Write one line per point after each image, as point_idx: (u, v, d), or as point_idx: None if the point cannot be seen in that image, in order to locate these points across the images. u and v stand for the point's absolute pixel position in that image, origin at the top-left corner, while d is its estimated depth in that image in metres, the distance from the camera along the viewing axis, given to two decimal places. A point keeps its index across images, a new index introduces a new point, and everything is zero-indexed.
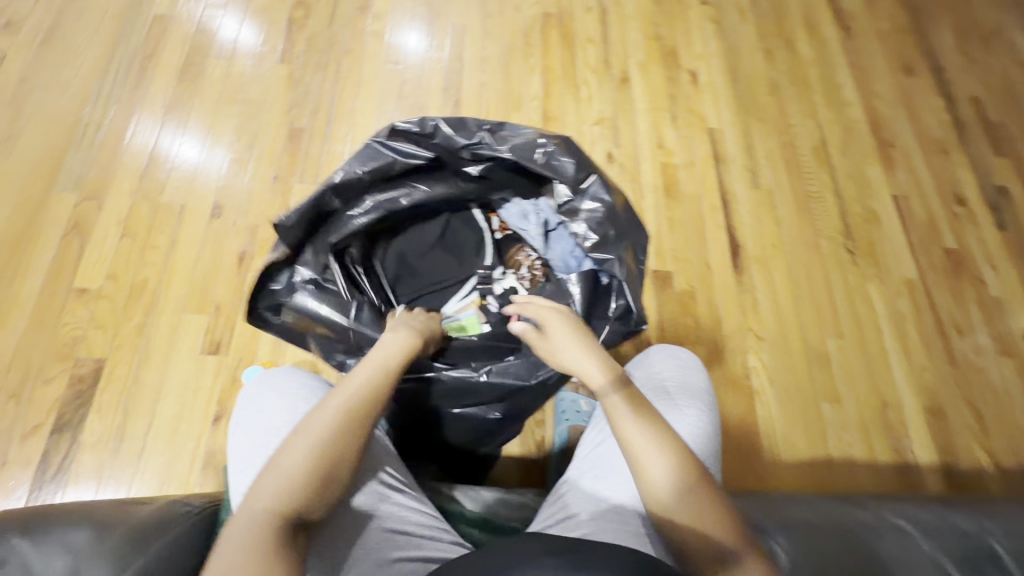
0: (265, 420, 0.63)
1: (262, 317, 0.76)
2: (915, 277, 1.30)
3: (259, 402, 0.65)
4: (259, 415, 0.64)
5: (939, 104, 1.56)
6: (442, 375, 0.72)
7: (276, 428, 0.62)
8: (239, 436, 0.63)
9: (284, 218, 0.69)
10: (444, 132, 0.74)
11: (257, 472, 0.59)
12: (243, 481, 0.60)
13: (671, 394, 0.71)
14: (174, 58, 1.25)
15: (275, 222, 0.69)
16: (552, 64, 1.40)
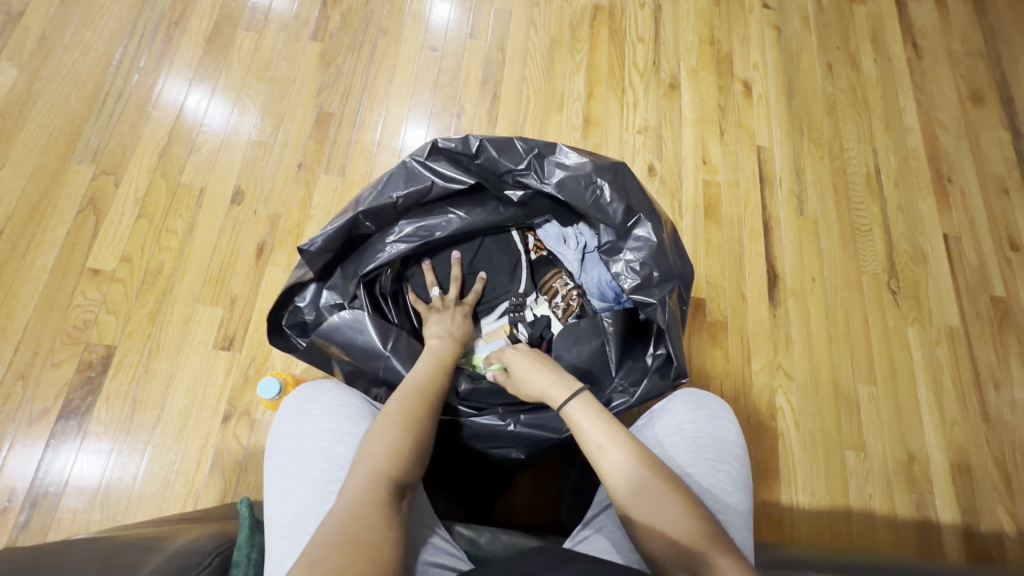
0: (300, 436, 0.57)
1: (283, 342, 0.72)
2: (957, 324, 1.24)
3: (292, 416, 0.59)
4: (293, 430, 0.58)
5: (1004, 137, 1.46)
6: (470, 419, 0.71)
7: (319, 442, 0.56)
8: (276, 457, 0.57)
9: (312, 242, 0.65)
10: (489, 153, 0.69)
11: (306, 494, 0.53)
12: (282, 508, 0.53)
13: (703, 453, 0.63)
14: (202, 26, 1.18)
15: (299, 247, 0.65)
16: (598, 63, 1.32)
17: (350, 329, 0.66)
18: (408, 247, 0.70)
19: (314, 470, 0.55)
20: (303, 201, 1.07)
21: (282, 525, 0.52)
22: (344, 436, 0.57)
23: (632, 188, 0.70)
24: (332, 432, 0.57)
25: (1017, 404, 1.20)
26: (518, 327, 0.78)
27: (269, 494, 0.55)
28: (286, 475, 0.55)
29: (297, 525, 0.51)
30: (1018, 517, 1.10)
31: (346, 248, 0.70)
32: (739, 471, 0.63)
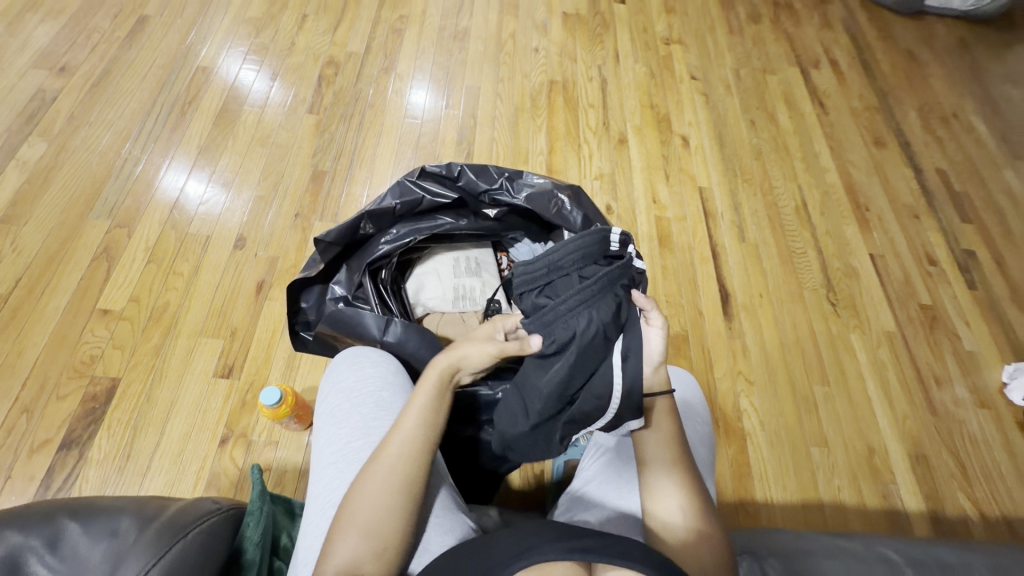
0: (351, 382, 0.66)
1: (300, 339, 0.83)
2: (893, 329, 1.39)
3: (344, 368, 0.68)
4: (346, 376, 0.67)
5: (908, 173, 1.71)
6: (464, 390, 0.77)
7: (369, 388, 0.65)
8: (335, 396, 0.66)
9: (326, 235, 0.75)
10: (468, 177, 0.82)
11: (353, 432, 0.62)
12: (334, 433, 0.63)
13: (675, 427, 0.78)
14: (212, 105, 1.37)
15: (315, 239, 0.75)
16: (556, 124, 1.54)
17: (352, 317, 0.74)
18: (405, 243, 0.79)
19: (362, 410, 0.63)
20: (299, 244, 1.19)
21: (331, 455, 0.61)
22: (388, 384, 0.66)
23: (587, 204, 0.84)
24: (379, 380, 0.66)
25: (959, 398, 1.32)
26: None
27: (322, 427, 0.65)
28: (340, 412, 0.64)
29: (345, 457, 0.60)
30: (978, 501, 1.17)
31: (351, 249, 0.80)
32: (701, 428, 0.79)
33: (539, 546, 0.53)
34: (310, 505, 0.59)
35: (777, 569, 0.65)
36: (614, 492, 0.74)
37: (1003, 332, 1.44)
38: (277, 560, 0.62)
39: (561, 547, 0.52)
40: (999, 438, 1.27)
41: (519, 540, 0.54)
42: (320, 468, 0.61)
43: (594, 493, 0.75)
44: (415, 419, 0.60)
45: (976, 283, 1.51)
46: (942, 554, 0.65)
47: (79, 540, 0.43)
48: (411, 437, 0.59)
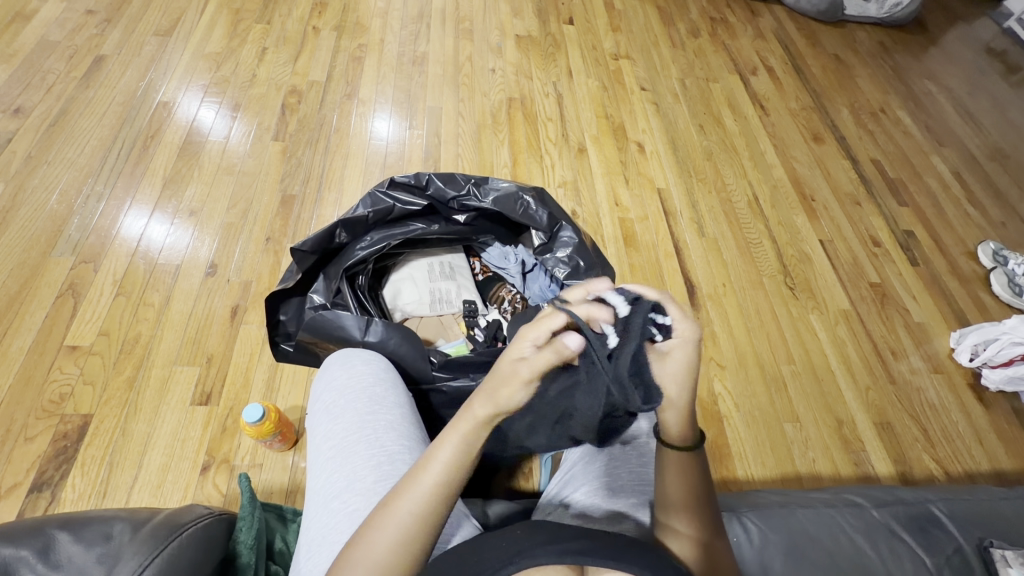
0: (346, 378, 0.68)
1: (281, 350, 0.84)
2: (848, 307, 1.47)
3: (337, 365, 0.70)
4: (338, 374, 0.69)
5: (846, 164, 1.85)
6: (443, 386, 0.77)
7: (362, 384, 0.67)
8: (332, 394, 0.67)
9: (301, 244, 0.78)
10: (436, 185, 0.85)
11: (351, 436, 0.62)
12: (330, 429, 0.64)
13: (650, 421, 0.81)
14: (175, 138, 1.38)
15: (291, 247, 0.77)
16: (518, 138, 1.60)
17: (331, 321, 0.75)
18: (379, 248, 0.82)
19: (357, 405, 0.64)
20: (272, 267, 1.20)
21: (328, 450, 0.62)
22: (381, 379, 0.68)
23: (551, 203, 0.89)
24: (371, 375, 0.68)
25: (915, 367, 1.40)
26: (474, 328, 0.88)
27: (318, 423, 0.66)
28: (336, 409, 0.65)
29: (342, 451, 0.61)
30: (942, 461, 1.24)
31: (328, 258, 0.82)
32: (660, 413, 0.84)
33: (529, 549, 0.52)
34: (309, 501, 0.60)
35: (759, 520, 0.71)
36: (613, 490, 0.71)
37: (946, 303, 1.55)
38: (271, 566, 0.64)
39: (552, 550, 0.51)
40: (954, 401, 1.35)
41: (509, 543, 0.53)
42: (319, 462, 0.62)
43: (590, 493, 0.72)
44: (441, 466, 0.51)
45: (918, 260, 1.63)
46: (900, 493, 0.77)
47: (73, 549, 0.43)
48: (436, 484, 0.51)
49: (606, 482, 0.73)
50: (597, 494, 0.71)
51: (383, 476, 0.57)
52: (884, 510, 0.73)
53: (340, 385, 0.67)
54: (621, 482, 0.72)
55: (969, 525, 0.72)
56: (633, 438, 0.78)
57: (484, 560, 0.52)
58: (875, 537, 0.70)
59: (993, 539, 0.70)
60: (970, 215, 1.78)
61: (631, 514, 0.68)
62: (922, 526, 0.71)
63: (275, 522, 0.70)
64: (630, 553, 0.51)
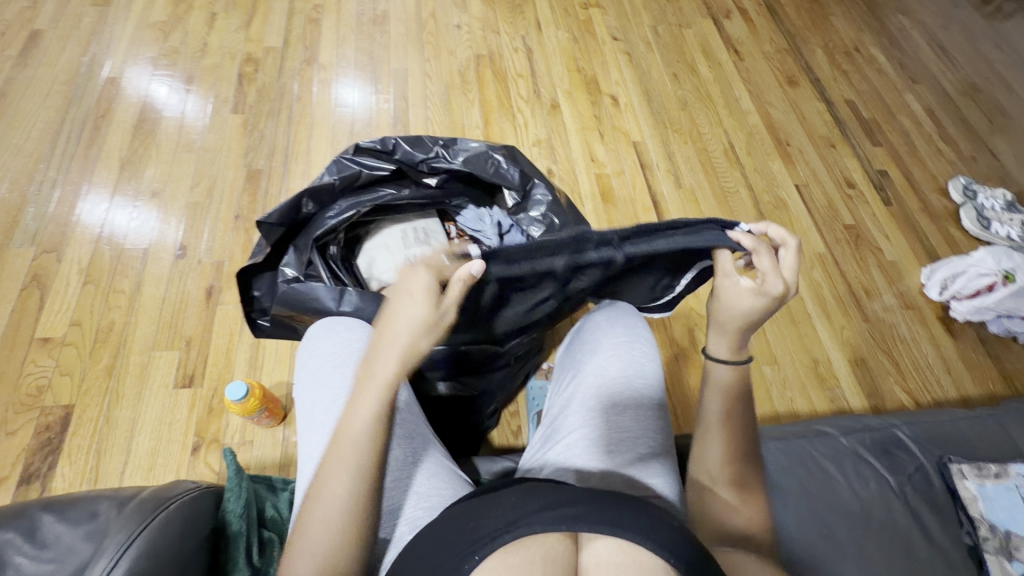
0: (328, 345, 0.65)
1: (257, 326, 0.79)
2: (823, 250, 1.50)
3: (319, 333, 0.68)
4: (322, 341, 0.67)
5: (821, 107, 1.83)
6: None
7: (345, 348, 0.65)
8: (314, 362, 0.65)
9: (267, 216, 0.71)
10: (404, 149, 0.80)
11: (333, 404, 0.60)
12: (315, 394, 0.62)
13: (643, 362, 0.71)
14: (129, 115, 1.31)
15: (257, 221, 0.71)
16: (488, 97, 1.55)
17: (305, 293, 0.70)
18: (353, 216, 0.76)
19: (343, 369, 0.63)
20: (244, 245, 1.17)
21: (316, 415, 0.61)
22: (365, 344, 0.66)
23: (523, 160, 0.84)
24: (354, 340, 0.66)
25: (887, 304, 1.44)
26: None
27: (305, 390, 0.64)
28: (321, 375, 0.64)
29: (331, 415, 0.59)
30: (912, 391, 1.30)
31: (294, 223, 0.75)
32: (650, 345, 0.74)
33: (524, 516, 0.42)
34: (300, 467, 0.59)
35: None
36: (613, 448, 0.64)
37: (918, 240, 1.58)
38: (265, 531, 0.60)
39: (548, 516, 0.42)
40: (924, 334, 1.41)
41: (505, 510, 0.43)
42: (308, 428, 0.61)
43: (585, 449, 0.64)
44: (363, 429, 0.53)
45: (891, 199, 1.65)
46: (867, 420, 0.81)
47: (60, 529, 0.44)
48: (361, 440, 0.52)
49: (604, 438, 0.64)
50: (595, 450, 0.63)
51: None
52: (852, 437, 0.77)
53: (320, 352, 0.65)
54: (621, 437, 0.65)
55: (930, 444, 0.76)
56: (628, 387, 0.68)
57: (478, 528, 0.42)
58: (842, 463, 0.73)
59: (952, 454, 0.75)
60: (941, 152, 1.80)
61: (631, 475, 0.62)
62: (887, 449, 0.76)
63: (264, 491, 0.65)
64: (644, 514, 0.43)
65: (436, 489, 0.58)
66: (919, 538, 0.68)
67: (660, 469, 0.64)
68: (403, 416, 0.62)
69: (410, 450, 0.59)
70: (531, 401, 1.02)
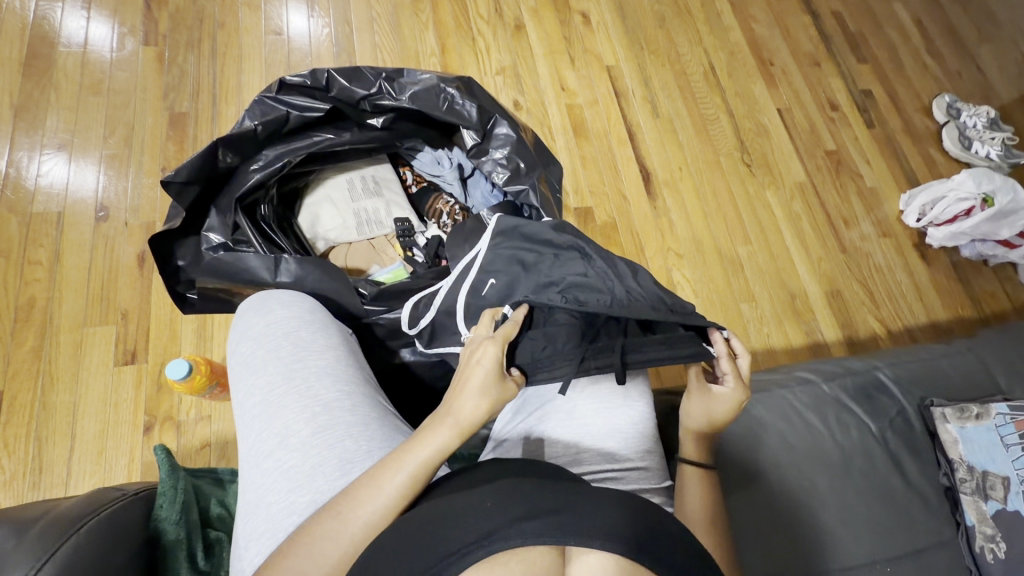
0: (262, 326, 0.58)
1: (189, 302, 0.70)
2: (804, 179, 1.44)
3: (248, 312, 0.60)
4: (254, 322, 0.59)
5: (807, 20, 1.69)
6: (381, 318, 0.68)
7: (283, 328, 0.58)
8: (248, 344, 0.58)
9: (175, 174, 0.61)
10: (340, 84, 0.68)
11: (273, 394, 0.54)
12: (250, 380, 0.56)
13: None
14: (16, 51, 1.11)
15: (163, 180, 0.61)
16: (444, 18, 1.37)
17: (238, 265, 0.64)
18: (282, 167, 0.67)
19: (280, 353, 0.56)
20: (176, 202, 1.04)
21: (253, 406, 0.54)
22: (306, 323, 0.59)
23: (481, 93, 0.73)
24: (294, 320, 0.59)
25: (865, 233, 1.41)
26: (414, 250, 0.77)
27: (239, 376, 0.57)
28: (255, 360, 0.56)
29: (271, 406, 0.53)
30: (884, 320, 1.31)
31: (213, 181, 0.66)
32: None
33: (501, 528, 0.37)
34: (241, 464, 0.53)
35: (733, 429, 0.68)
36: (591, 423, 0.60)
37: (899, 165, 1.53)
38: (211, 532, 0.54)
39: (529, 529, 0.37)
40: (900, 262, 1.39)
41: (477, 519, 0.38)
42: (245, 421, 0.55)
43: (559, 424, 0.60)
44: (411, 467, 0.46)
45: (874, 121, 1.58)
46: (849, 363, 0.78)
47: None
48: (406, 482, 0.46)
49: (583, 412, 0.61)
50: (571, 426, 0.60)
51: (306, 416, 0.52)
52: (834, 384, 0.75)
53: (254, 333, 0.58)
54: (600, 411, 0.61)
55: (909, 385, 0.75)
56: None
57: (446, 542, 0.37)
58: (823, 411, 0.72)
59: (932, 396, 0.74)
60: (928, 67, 1.71)
61: (608, 450, 0.59)
62: (867, 393, 0.74)
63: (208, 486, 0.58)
64: (636, 519, 0.38)
65: None
66: (895, 481, 0.68)
67: (637, 438, 0.61)
68: (354, 400, 0.55)
69: (366, 437, 0.52)
70: None
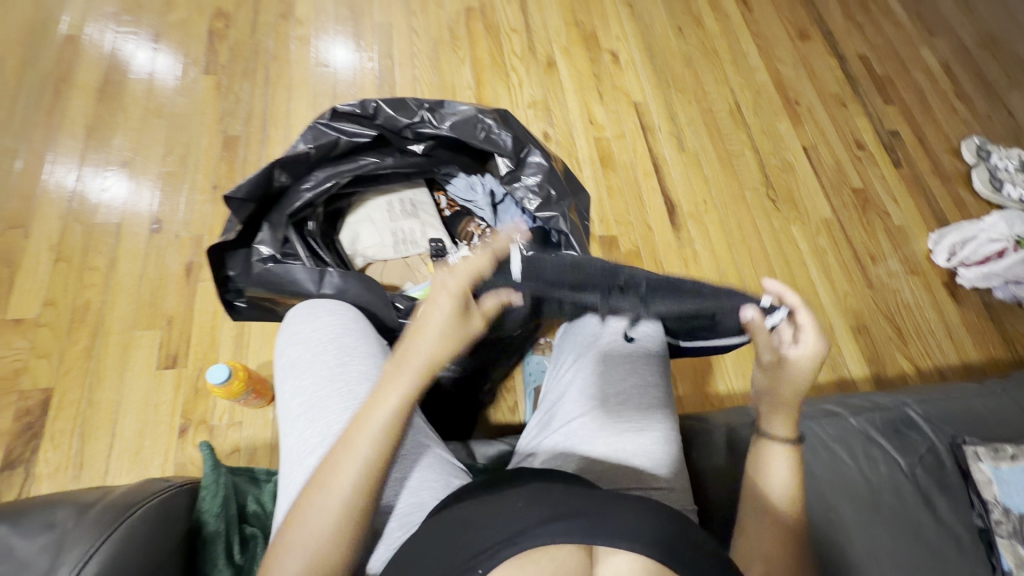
0: (309, 332, 0.62)
1: (236, 309, 0.75)
2: (830, 216, 1.44)
3: (296, 319, 0.64)
4: (301, 327, 0.63)
5: (833, 62, 1.73)
6: None
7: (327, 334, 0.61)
8: (295, 347, 0.61)
9: (235, 191, 0.66)
10: (386, 113, 0.73)
11: (317, 395, 0.57)
12: (296, 382, 0.59)
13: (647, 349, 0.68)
14: (91, 77, 1.22)
15: (224, 196, 0.66)
16: (480, 55, 1.45)
17: (286, 277, 0.68)
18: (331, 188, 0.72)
19: (325, 357, 0.60)
20: (224, 217, 1.11)
21: (297, 406, 0.57)
22: (348, 330, 0.62)
23: (516, 124, 0.77)
24: (339, 326, 0.62)
25: (893, 271, 1.40)
26: None
27: (284, 378, 0.60)
28: (301, 363, 0.60)
29: (313, 407, 0.56)
30: (914, 359, 1.28)
31: (267, 199, 0.71)
32: (655, 327, 0.71)
33: (530, 528, 0.39)
34: (282, 462, 0.56)
35: None
36: (616, 438, 0.61)
37: (928, 204, 1.52)
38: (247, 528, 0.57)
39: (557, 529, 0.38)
40: (930, 301, 1.37)
41: (505, 524, 0.40)
42: (288, 420, 0.58)
43: (585, 438, 0.61)
44: (379, 424, 0.48)
45: (901, 161, 1.58)
46: (877, 399, 0.77)
47: (14, 541, 0.40)
48: (377, 436, 0.48)
49: (607, 426, 0.62)
50: (597, 441, 0.61)
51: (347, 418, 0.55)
52: (861, 418, 0.74)
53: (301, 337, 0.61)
54: (624, 426, 0.62)
55: (940, 422, 0.74)
56: (633, 378, 0.66)
57: (472, 543, 0.40)
58: (849, 444, 0.71)
59: (964, 434, 0.73)
60: (956, 110, 1.72)
61: (632, 466, 0.60)
62: (895, 428, 0.73)
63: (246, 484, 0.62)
64: (662, 526, 0.40)
65: (427, 482, 0.57)
66: (926, 520, 0.67)
67: (660, 457, 0.61)
68: None
69: None
70: (528, 376, 0.98)
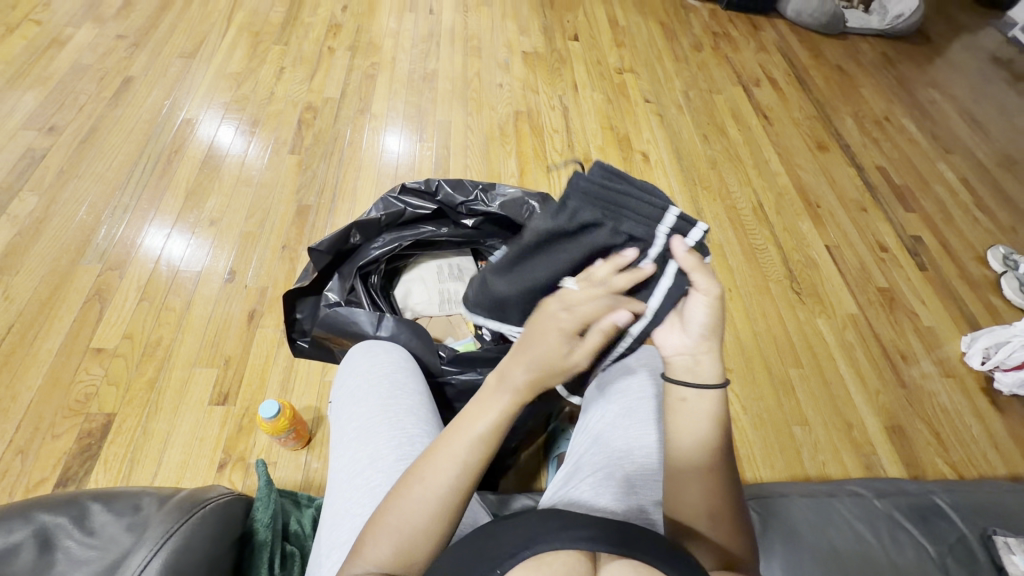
0: (368, 366, 0.70)
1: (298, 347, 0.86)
2: (856, 312, 1.47)
3: (357, 354, 0.72)
4: (360, 362, 0.71)
5: (852, 172, 1.86)
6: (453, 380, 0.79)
7: (383, 369, 0.69)
8: (355, 379, 0.69)
9: (318, 244, 0.79)
10: (445, 191, 0.86)
11: (370, 421, 0.63)
12: (352, 409, 0.66)
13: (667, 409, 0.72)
14: (198, 151, 1.45)
15: (309, 247, 0.78)
16: (525, 149, 1.64)
17: (348, 320, 0.77)
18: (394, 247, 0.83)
19: (380, 389, 0.67)
20: (288, 273, 1.25)
21: (351, 431, 0.64)
22: (401, 368, 0.70)
23: None
24: (394, 364, 0.70)
25: (925, 371, 1.39)
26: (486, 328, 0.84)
27: (341, 405, 0.67)
28: (358, 392, 0.67)
29: (364, 432, 0.63)
30: (955, 465, 1.23)
31: (342, 254, 0.83)
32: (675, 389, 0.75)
33: (541, 532, 0.43)
34: (332, 483, 0.62)
35: (777, 528, 0.74)
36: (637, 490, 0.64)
37: (957, 308, 1.54)
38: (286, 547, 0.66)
39: (562, 534, 0.43)
40: (968, 405, 1.34)
41: (524, 528, 0.44)
42: (341, 443, 0.64)
43: (607, 487, 0.63)
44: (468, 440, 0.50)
45: (926, 264, 1.63)
46: (904, 485, 0.82)
47: (106, 518, 0.47)
48: (473, 441, 0.50)
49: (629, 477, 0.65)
50: (619, 491, 0.63)
51: (393, 444, 0.60)
52: (887, 501, 0.79)
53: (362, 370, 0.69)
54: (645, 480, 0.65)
55: (969, 513, 0.78)
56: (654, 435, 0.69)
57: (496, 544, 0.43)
58: (874, 523, 0.75)
59: (995, 527, 0.75)
60: (978, 220, 1.79)
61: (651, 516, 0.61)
62: (922, 513, 0.77)
63: (290, 507, 0.76)
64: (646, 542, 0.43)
65: None
66: None
67: None
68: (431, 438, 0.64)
69: None
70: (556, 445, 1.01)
